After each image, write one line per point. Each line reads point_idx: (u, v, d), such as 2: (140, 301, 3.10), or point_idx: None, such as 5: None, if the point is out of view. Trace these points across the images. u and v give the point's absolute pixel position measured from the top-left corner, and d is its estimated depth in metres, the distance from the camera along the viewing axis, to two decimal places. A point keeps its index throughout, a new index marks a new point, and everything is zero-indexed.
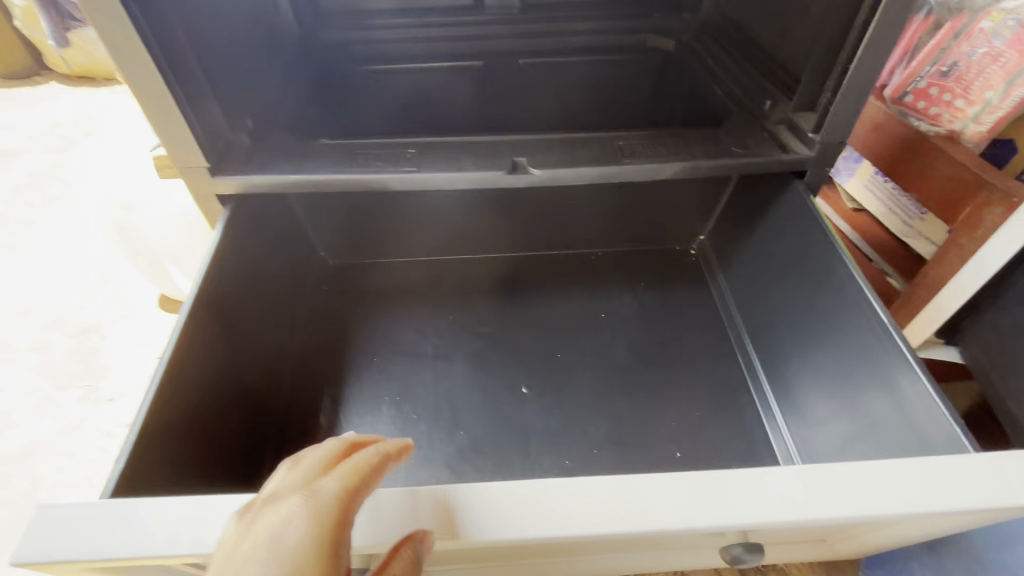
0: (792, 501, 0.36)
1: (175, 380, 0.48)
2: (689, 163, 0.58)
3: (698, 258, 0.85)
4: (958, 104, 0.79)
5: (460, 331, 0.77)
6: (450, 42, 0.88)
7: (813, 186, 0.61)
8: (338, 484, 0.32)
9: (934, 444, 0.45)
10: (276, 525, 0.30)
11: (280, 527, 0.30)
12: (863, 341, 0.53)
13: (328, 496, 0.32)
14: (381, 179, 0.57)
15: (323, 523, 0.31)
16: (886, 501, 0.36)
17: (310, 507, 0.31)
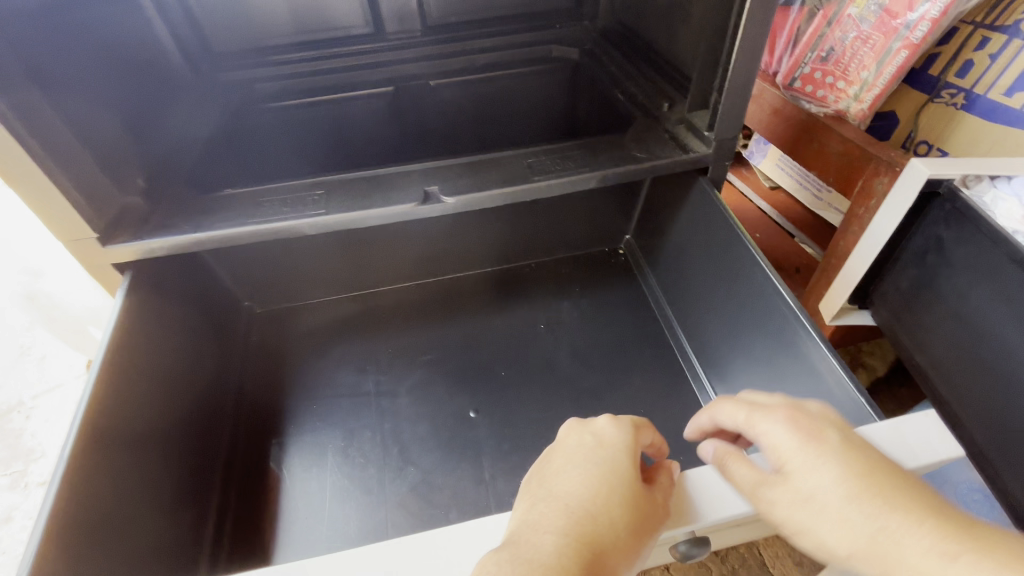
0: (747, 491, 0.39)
1: (87, 472, 0.44)
2: (596, 174, 0.60)
3: (627, 257, 0.88)
4: (840, 85, 0.84)
5: (401, 363, 0.75)
6: (357, 71, 0.88)
7: (716, 180, 0.64)
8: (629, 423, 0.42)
9: (847, 416, 0.48)
10: (590, 442, 0.40)
11: (594, 443, 0.40)
12: (778, 325, 0.56)
13: (623, 429, 0.41)
14: (290, 226, 0.55)
15: (623, 442, 0.40)
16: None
17: (617, 430, 0.41)
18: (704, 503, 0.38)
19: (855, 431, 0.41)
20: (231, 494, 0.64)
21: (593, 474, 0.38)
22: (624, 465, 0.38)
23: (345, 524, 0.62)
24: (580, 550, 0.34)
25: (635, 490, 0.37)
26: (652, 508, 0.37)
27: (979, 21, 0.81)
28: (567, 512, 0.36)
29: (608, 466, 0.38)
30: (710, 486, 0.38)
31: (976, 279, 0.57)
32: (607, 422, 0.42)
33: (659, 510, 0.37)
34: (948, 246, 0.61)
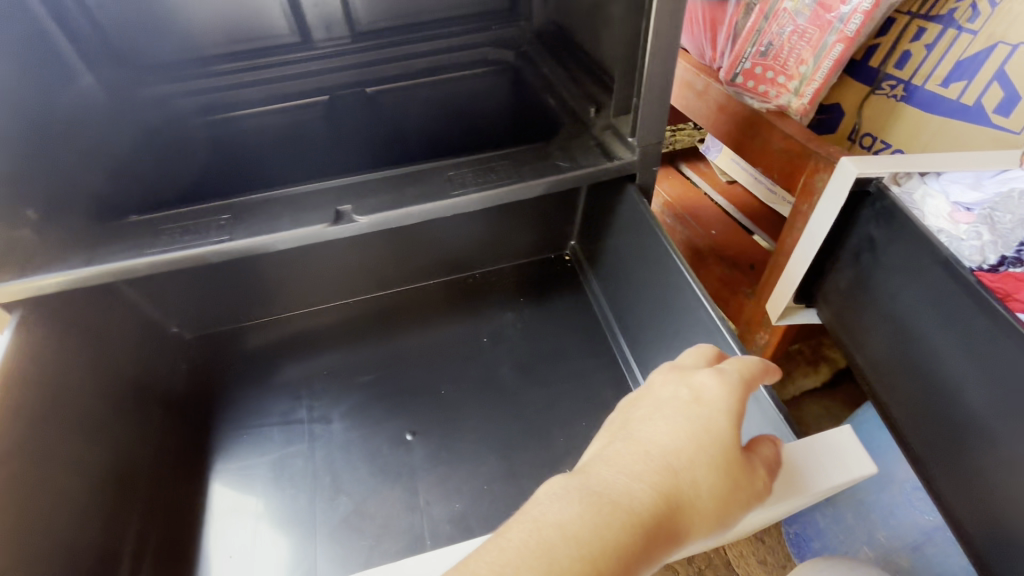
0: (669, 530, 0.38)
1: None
2: (518, 185, 0.57)
3: (573, 263, 0.86)
4: (780, 80, 0.84)
5: (337, 385, 0.73)
6: (287, 81, 0.84)
7: (645, 186, 0.63)
8: (738, 372, 0.41)
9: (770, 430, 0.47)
10: (690, 390, 0.40)
11: (700, 390, 0.40)
12: (706, 337, 0.54)
13: (734, 380, 0.40)
14: (192, 255, 0.53)
15: (731, 393, 0.39)
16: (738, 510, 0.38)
17: (723, 382, 0.40)
18: (808, 475, 0.40)
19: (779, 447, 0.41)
20: (150, 536, 0.62)
21: (689, 434, 0.37)
22: (724, 430, 0.37)
23: (273, 561, 0.59)
24: (664, 501, 0.35)
25: (733, 459, 0.37)
26: (744, 477, 0.37)
27: (914, 11, 0.80)
28: (660, 463, 0.36)
29: (706, 426, 0.37)
30: (806, 459, 0.40)
31: (905, 281, 0.57)
32: (713, 379, 0.40)
33: (746, 482, 0.37)
34: (879, 246, 0.60)
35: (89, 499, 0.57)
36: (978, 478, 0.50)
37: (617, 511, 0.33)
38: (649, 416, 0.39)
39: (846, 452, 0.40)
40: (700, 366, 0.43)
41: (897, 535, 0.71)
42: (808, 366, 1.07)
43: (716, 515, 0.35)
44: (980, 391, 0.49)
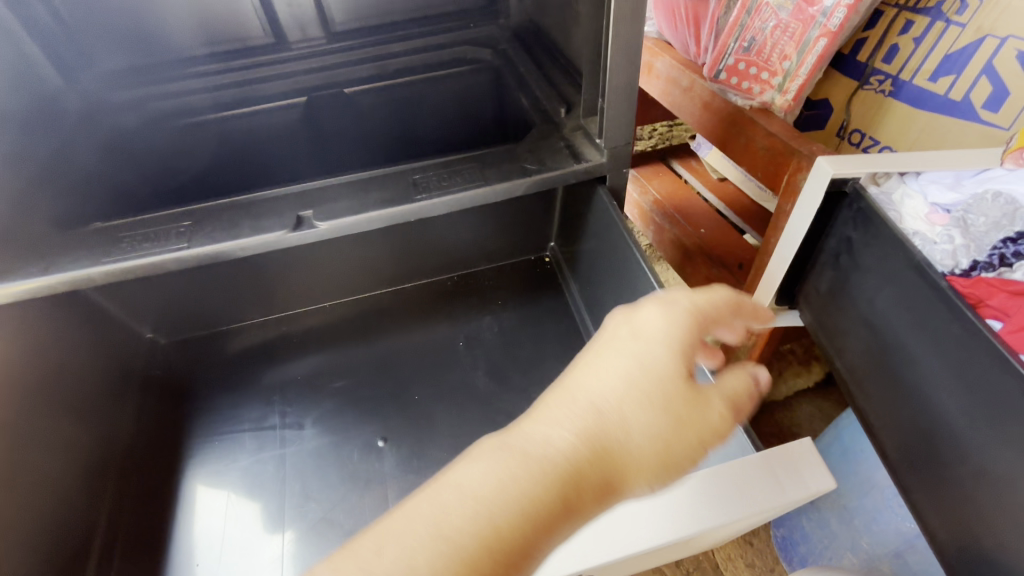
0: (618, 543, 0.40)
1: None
2: (482, 189, 0.57)
3: (553, 266, 0.84)
4: (764, 77, 0.81)
5: (311, 391, 0.72)
6: (261, 82, 0.82)
7: (616, 188, 0.61)
8: (688, 302, 0.42)
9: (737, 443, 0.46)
10: (634, 327, 0.42)
11: (642, 325, 0.41)
12: None
13: (679, 309, 0.42)
14: (152, 262, 0.52)
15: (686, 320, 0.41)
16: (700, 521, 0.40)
17: (665, 314, 0.41)
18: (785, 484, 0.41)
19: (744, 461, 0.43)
20: (122, 541, 0.62)
21: (628, 381, 0.39)
22: (660, 365, 0.39)
23: (242, 568, 0.59)
24: (587, 449, 0.37)
25: (673, 394, 0.39)
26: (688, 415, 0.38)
27: (902, 3, 0.78)
28: (588, 413, 0.38)
29: (646, 372, 0.39)
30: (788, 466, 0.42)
31: (880, 285, 0.55)
32: (658, 314, 0.42)
33: (690, 422, 0.38)
34: (855, 248, 0.58)
35: (54, 507, 0.57)
36: (953, 489, 0.48)
37: (543, 462, 0.36)
38: (596, 361, 0.41)
39: (806, 468, 0.42)
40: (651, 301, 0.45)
41: (881, 541, 0.70)
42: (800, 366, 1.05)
43: (654, 462, 0.38)
44: (953, 398, 0.47)
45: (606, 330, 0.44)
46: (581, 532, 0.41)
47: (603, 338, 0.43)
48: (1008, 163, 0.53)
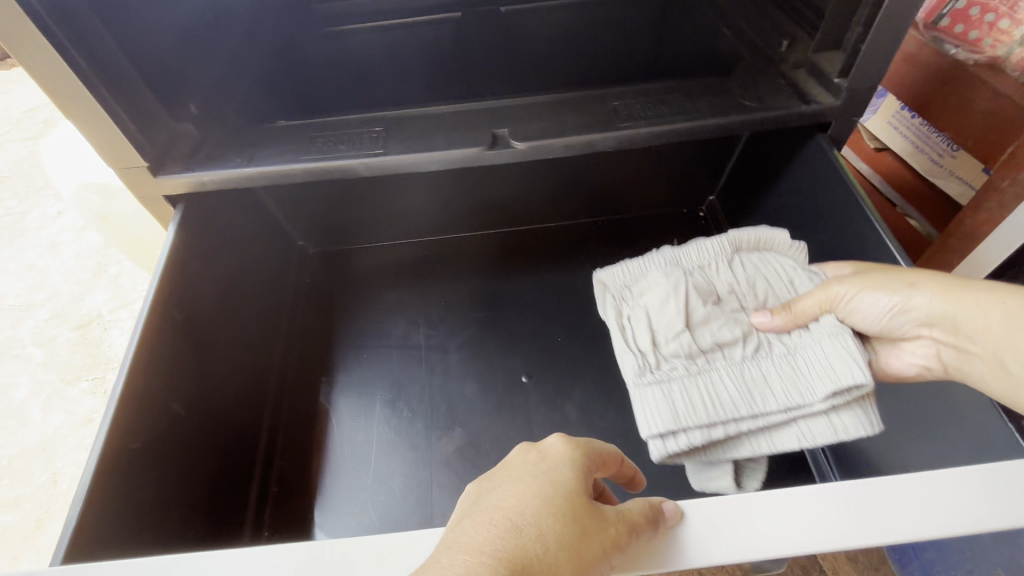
0: (824, 526, 0.30)
1: (122, 419, 0.43)
2: (695, 124, 0.51)
3: (708, 222, 0.77)
4: (1003, 25, 0.68)
5: (453, 318, 0.71)
6: None
7: (838, 139, 0.54)
8: (572, 472, 0.32)
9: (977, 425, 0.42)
10: (537, 471, 0.32)
11: (538, 470, 0.32)
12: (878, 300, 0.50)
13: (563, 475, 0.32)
14: (343, 166, 0.51)
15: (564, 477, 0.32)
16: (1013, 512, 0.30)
17: (538, 470, 0.32)
18: None
19: None
20: (278, 441, 0.64)
21: (557, 489, 0.31)
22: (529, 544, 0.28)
23: (388, 481, 0.61)
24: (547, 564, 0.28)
25: (582, 501, 0.31)
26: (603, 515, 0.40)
27: None
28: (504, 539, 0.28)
29: (537, 482, 0.31)
30: None
31: None
32: (522, 472, 0.32)
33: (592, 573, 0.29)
34: None
35: (230, 398, 0.59)
36: None
37: (531, 528, 0.29)
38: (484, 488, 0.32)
39: None
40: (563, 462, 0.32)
41: None
42: None
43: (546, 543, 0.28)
44: None
45: (520, 456, 0.33)
46: (770, 503, 0.31)
47: (515, 475, 0.32)
48: None
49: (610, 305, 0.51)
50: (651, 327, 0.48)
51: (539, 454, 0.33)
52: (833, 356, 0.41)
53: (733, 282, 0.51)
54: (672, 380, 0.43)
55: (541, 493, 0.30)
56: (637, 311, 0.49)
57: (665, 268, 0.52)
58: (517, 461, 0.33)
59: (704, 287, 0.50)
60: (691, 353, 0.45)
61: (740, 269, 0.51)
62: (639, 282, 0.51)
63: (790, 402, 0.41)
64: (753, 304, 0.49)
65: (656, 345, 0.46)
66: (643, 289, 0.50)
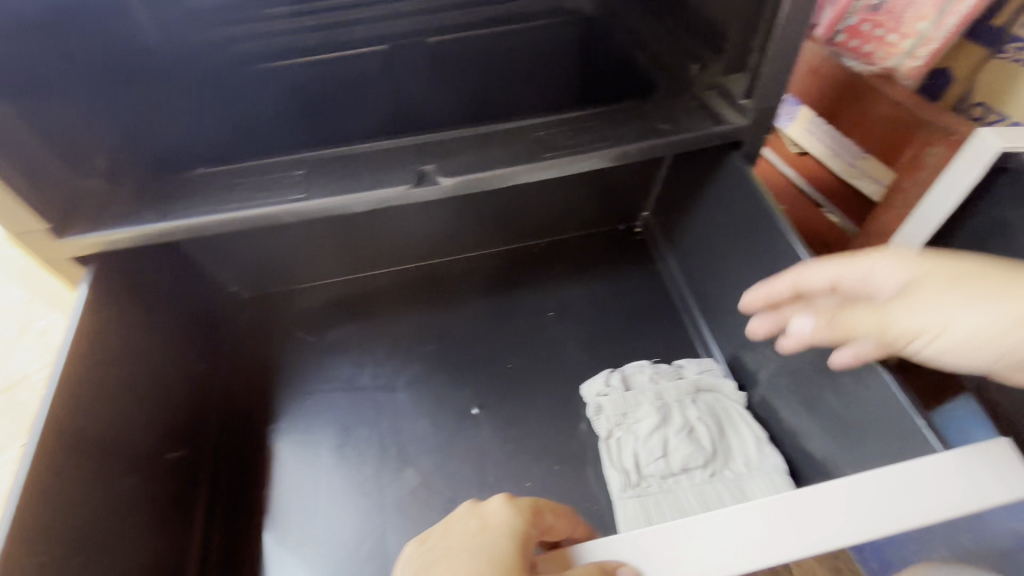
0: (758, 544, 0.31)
1: (33, 507, 0.39)
2: (616, 150, 0.52)
3: (644, 237, 0.79)
4: (891, 39, 0.74)
5: (399, 354, 0.70)
6: None
7: (751, 155, 0.57)
8: (509, 540, 0.31)
9: (891, 422, 0.44)
10: (475, 543, 0.31)
11: (475, 541, 0.31)
12: None
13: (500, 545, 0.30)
14: (267, 213, 0.49)
15: (499, 544, 0.30)
16: (910, 510, 0.33)
17: (475, 542, 0.31)
18: (992, 486, 0.34)
19: (937, 456, 0.35)
20: (218, 504, 0.60)
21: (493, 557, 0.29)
22: None
23: (339, 532, 0.59)
24: None
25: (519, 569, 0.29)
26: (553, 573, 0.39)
27: None
28: None
29: (474, 553, 0.30)
30: (990, 463, 0.35)
31: None
32: (461, 546, 0.31)
33: None
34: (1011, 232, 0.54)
35: (160, 466, 0.55)
36: None
37: None
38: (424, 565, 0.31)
39: (1005, 464, 0.35)
40: (503, 528, 0.32)
41: None
42: None
43: None
44: None
45: (460, 527, 0.33)
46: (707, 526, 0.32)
47: (453, 548, 0.31)
48: None
49: (595, 390, 0.60)
50: (637, 461, 0.55)
51: (478, 525, 0.32)
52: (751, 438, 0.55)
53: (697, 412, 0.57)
54: (649, 494, 0.53)
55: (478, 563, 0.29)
56: (622, 442, 0.56)
57: (654, 409, 0.57)
58: (457, 534, 0.32)
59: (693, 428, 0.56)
60: (672, 474, 0.54)
61: (718, 417, 0.57)
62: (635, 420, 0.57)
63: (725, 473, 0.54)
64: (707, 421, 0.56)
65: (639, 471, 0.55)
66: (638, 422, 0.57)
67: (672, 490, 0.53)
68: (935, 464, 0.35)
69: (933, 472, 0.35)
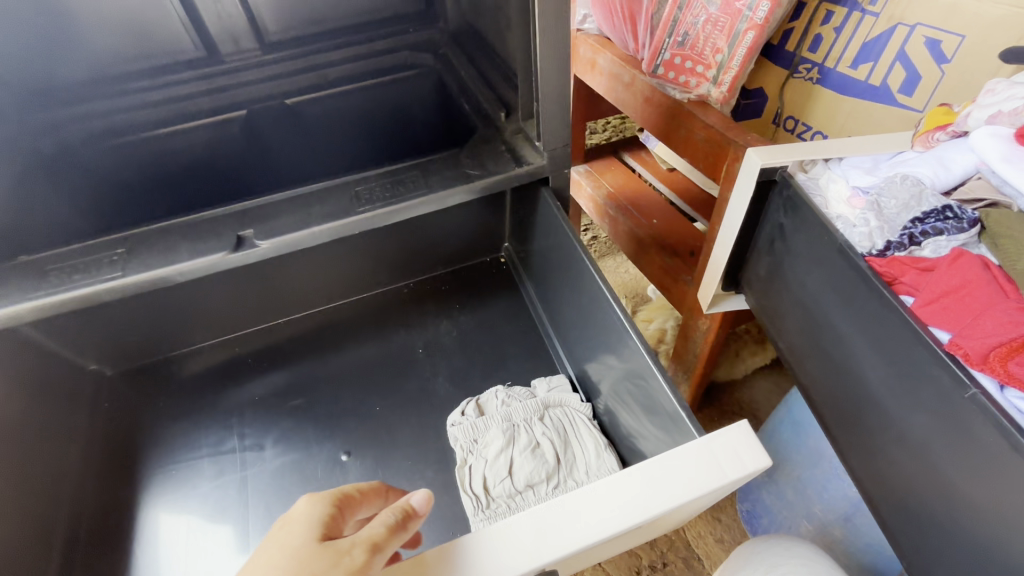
0: (522, 553, 0.36)
1: None
2: (426, 198, 0.56)
3: (508, 266, 0.84)
4: (699, 70, 0.85)
5: (271, 411, 0.71)
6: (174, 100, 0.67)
7: (560, 188, 0.63)
8: (313, 533, 0.32)
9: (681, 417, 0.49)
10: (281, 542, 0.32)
11: (282, 541, 0.32)
12: (613, 320, 0.57)
13: (304, 540, 0.32)
14: (81, 295, 0.50)
15: (306, 540, 0.32)
16: (660, 500, 0.38)
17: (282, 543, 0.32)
18: (728, 467, 0.40)
19: (685, 445, 0.41)
20: None
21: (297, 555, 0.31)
22: None
23: None
24: None
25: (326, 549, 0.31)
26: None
27: None
28: None
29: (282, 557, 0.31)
30: (730, 445, 0.41)
31: (811, 267, 0.57)
32: (266, 554, 0.32)
33: None
34: (787, 235, 0.60)
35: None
36: (864, 450, 0.52)
37: None
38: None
39: (744, 446, 0.41)
40: (309, 525, 0.33)
41: (830, 507, 0.73)
42: (754, 345, 1.13)
43: None
44: (875, 373, 0.49)
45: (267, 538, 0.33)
46: (480, 542, 0.37)
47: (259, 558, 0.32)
48: (917, 146, 0.56)
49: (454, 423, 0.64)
50: (486, 483, 0.59)
51: (284, 529, 0.33)
52: (592, 445, 0.61)
53: (541, 428, 0.62)
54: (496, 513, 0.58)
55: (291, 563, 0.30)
56: (476, 466, 0.60)
57: (501, 431, 0.62)
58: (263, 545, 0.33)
59: (537, 444, 0.61)
60: (517, 490, 0.58)
61: (564, 431, 0.62)
62: (488, 443, 0.62)
63: (566, 483, 0.59)
64: (551, 437, 0.61)
65: (489, 491, 0.59)
66: (488, 442, 0.61)
67: (518, 507, 0.58)
68: (684, 453, 0.41)
69: (680, 460, 0.40)
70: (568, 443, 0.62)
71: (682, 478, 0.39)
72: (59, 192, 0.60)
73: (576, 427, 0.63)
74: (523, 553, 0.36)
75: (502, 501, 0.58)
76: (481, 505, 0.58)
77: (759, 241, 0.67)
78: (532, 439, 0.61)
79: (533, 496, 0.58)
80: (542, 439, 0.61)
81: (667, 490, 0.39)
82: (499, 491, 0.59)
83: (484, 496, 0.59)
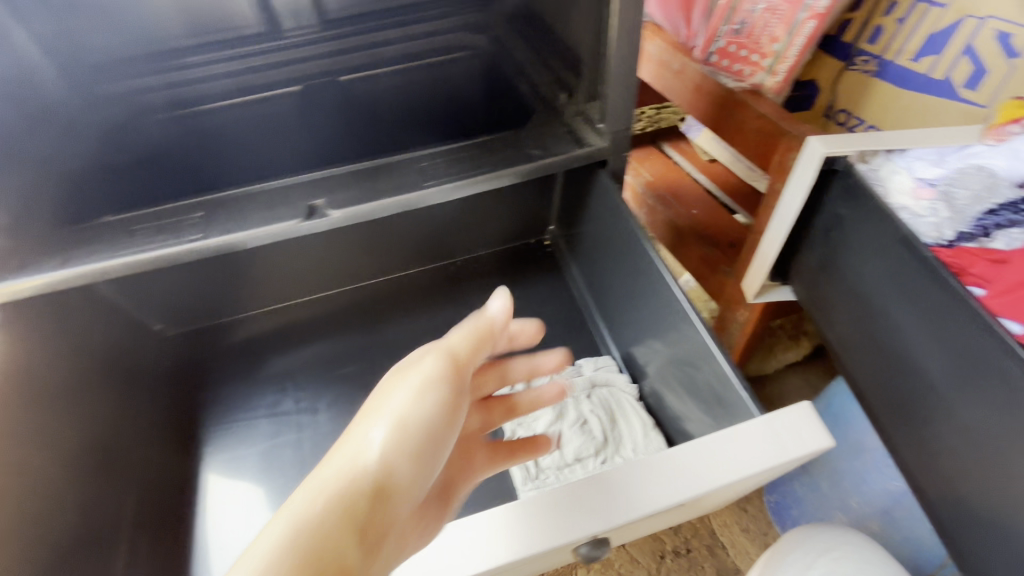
0: (589, 511, 0.40)
1: None
2: (489, 174, 0.58)
3: (552, 249, 0.86)
4: (754, 59, 0.84)
5: (323, 377, 0.74)
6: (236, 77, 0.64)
7: (619, 170, 0.64)
8: (445, 356, 0.37)
9: (734, 397, 0.50)
10: (416, 369, 0.36)
11: (415, 367, 0.36)
12: (667, 302, 0.58)
13: (437, 363, 0.36)
14: (164, 254, 0.53)
15: (442, 374, 0.36)
16: (720, 473, 0.40)
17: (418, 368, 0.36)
18: (789, 445, 0.41)
19: (748, 423, 0.42)
20: (145, 537, 0.63)
21: (424, 389, 0.35)
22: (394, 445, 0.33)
23: None
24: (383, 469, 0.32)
25: (447, 379, 0.36)
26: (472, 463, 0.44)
27: None
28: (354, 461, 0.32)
29: (423, 385, 0.35)
30: (793, 425, 0.41)
31: (868, 258, 0.57)
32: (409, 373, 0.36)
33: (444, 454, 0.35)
34: (844, 225, 0.60)
35: (79, 502, 0.57)
36: (916, 440, 0.53)
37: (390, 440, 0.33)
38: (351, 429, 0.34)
39: (807, 426, 0.41)
40: (453, 346, 0.37)
41: (867, 501, 0.73)
42: (789, 341, 1.13)
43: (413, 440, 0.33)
44: (934, 363, 0.50)
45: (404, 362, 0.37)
46: (553, 500, 0.40)
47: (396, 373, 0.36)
48: (987, 139, 0.55)
49: None
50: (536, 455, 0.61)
51: (426, 354, 0.37)
52: (639, 423, 0.63)
53: (590, 405, 0.64)
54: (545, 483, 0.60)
55: (422, 382, 0.35)
56: (524, 438, 0.62)
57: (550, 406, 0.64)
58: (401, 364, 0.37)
59: (585, 419, 0.63)
60: (565, 462, 0.60)
61: (611, 409, 0.64)
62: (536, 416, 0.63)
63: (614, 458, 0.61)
64: (600, 414, 0.63)
65: (537, 462, 0.61)
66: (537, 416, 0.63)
67: (567, 478, 0.60)
68: (747, 429, 0.42)
69: (742, 436, 0.41)
70: (615, 421, 0.63)
71: (742, 452, 0.41)
72: (135, 160, 0.63)
73: (623, 406, 0.64)
74: (592, 511, 0.40)
75: (551, 472, 0.60)
76: (529, 474, 0.60)
77: (812, 232, 0.67)
78: (580, 415, 0.63)
79: (582, 469, 0.60)
80: (592, 415, 0.63)
81: (728, 464, 0.40)
82: (548, 463, 0.61)
83: (533, 467, 0.61)
